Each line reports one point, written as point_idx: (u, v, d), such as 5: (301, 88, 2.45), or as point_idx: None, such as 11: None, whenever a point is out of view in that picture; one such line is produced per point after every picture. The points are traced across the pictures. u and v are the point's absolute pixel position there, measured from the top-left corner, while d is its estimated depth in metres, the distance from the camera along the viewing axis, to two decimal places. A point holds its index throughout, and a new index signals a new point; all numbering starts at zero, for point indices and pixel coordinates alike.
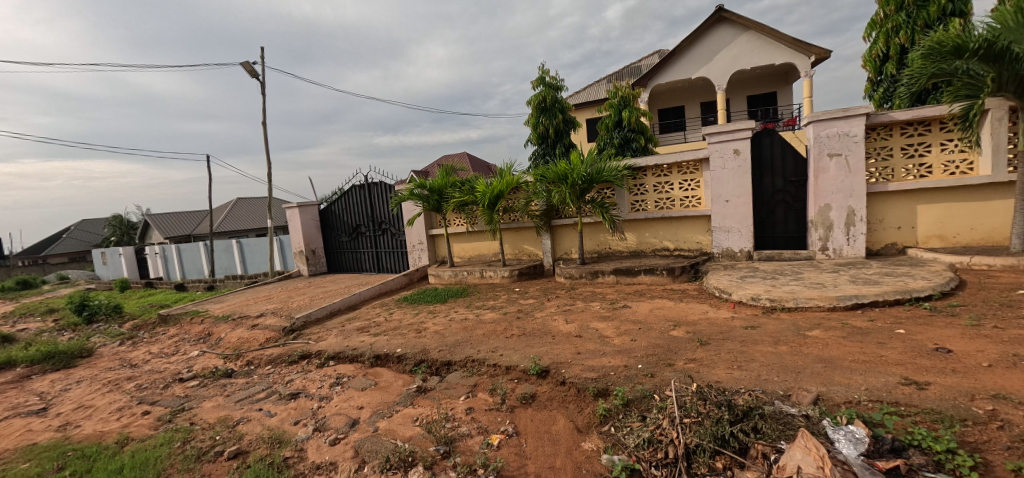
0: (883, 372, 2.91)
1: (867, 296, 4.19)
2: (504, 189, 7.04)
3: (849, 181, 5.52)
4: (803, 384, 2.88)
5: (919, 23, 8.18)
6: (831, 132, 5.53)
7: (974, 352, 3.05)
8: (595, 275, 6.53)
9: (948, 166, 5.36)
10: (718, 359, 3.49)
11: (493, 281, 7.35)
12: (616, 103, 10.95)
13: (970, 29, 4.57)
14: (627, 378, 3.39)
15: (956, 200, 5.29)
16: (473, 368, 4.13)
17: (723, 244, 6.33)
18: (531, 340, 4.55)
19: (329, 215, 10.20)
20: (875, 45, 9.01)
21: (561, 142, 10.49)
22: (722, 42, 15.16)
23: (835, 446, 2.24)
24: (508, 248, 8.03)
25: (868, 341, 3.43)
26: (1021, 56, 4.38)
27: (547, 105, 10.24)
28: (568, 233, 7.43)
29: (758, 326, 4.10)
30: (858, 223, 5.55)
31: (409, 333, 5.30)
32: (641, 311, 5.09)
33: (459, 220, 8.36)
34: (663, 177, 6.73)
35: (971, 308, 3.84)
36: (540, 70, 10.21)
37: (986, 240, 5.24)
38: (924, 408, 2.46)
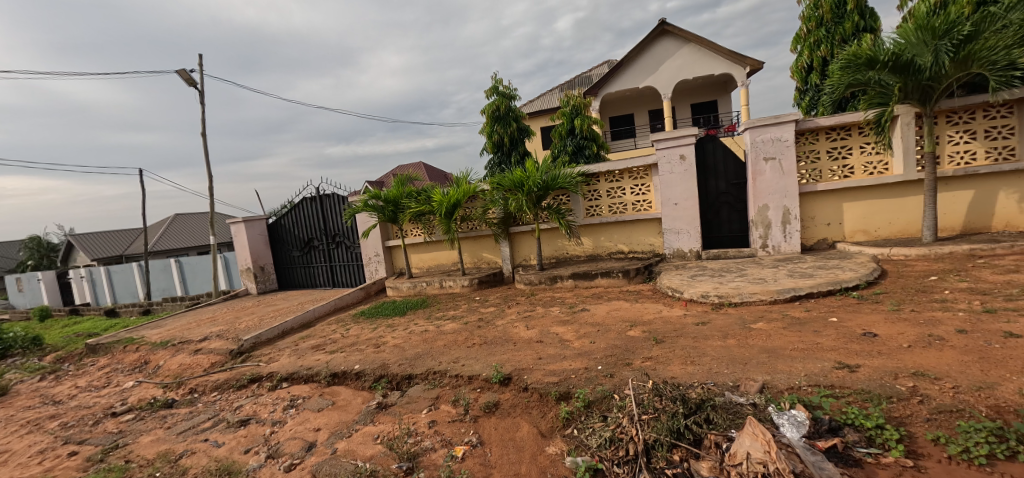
0: (819, 358, 3.13)
1: (803, 288, 4.50)
2: (461, 198, 7.01)
3: (784, 182, 5.92)
4: (750, 374, 3.05)
5: (837, 38, 8.98)
6: (765, 138, 5.93)
7: (896, 334, 3.34)
8: (554, 280, 6.63)
9: (868, 167, 5.88)
10: (672, 356, 3.63)
11: (453, 291, 7.28)
12: (569, 111, 11.22)
13: (880, 44, 5.04)
14: (588, 380, 3.45)
15: (876, 197, 5.79)
16: (435, 380, 4.07)
17: (674, 245, 6.61)
18: (493, 349, 4.54)
19: (278, 229, 9.76)
20: (800, 57, 9.77)
21: (517, 150, 10.59)
22: (666, 53, 15.92)
23: (780, 430, 2.38)
24: (466, 257, 7.98)
25: (806, 330, 3.67)
26: (923, 68, 4.90)
27: (501, 114, 10.33)
28: (526, 240, 7.50)
29: (708, 322, 4.30)
30: (792, 221, 5.96)
31: (367, 348, 5.15)
32: (599, 313, 5.20)
33: (416, 230, 8.24)
34: (615, 183, 6.95)
35: (892, 295, 4.20)
36: (493, 79, 10.30)
37: (902, 233, 5.77)
38: (856, 389, 2.66)
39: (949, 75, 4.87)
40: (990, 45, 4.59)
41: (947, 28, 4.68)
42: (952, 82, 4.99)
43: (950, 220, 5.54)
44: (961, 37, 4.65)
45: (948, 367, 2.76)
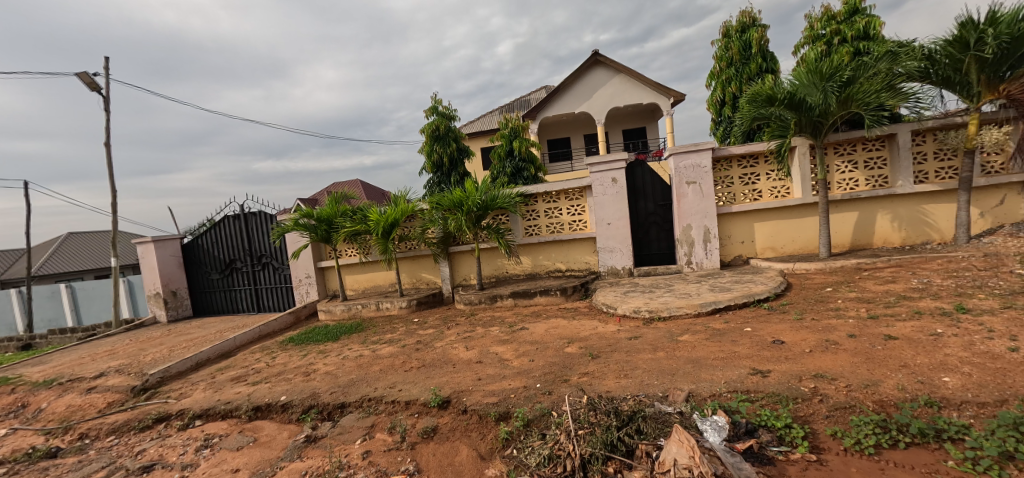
0: (737, 366, 3.38)
1: (722, 301, 4.86)
2: (399, 217, 6.86)
3: (704, 204, 6.42)
4: (677, 384, 3.22)
5: (744, 76, 10.03)
6: (687, 163, 6.41)
7: (800, 341, 3.70)
8: (494, 299, 6.63)
9: (773, 191, 6.53)
10: (607, 370, 3.75)
11: (390, 313, 7.05)
12: (507, 133, 11.46)
13: (779, 83, 5.72)
14: (527, 399, 3.47)
15: (781, 218, 6.44)
16: (370, 407, 3.88)
17: (608, 262, 6.89)
18: (431, 372, 4.43)
19: (195, 249, 8.96)
20: (714, 92, 10.78)
21: (456, 171, 10.60)
22: (598, 82, 16.86)
23: (704, 436, 2.52)
24: (404, 277, 7.78)
25: (725, 340, 3.96)
26: (813, 106, 5.57)
27: (440, 134, 10.33)
28: (466, 259, 7.48)
29: (640, 336, 4.51)
30: (712, 240, 6.46)
31: (295, 377, 4.82)
32: (537, 332, 5.25)
33: (351, 250, 7.93)
34: (553, 203, 7.15)
35: (796, 305, 4.67)
36: (432, 99, 10.31)
37: (804, 249, 6.44)
38: (768, 392, 2.90)
39: (833, 112, 5.58)
40: (865, 89, 5.33)
41: (832, 73, 5.41)
42: (836, 119, 5.71)
43: (841, 238, 6.28)
44: (842, 81, 5.38)
45: (842, 368, 3.09)
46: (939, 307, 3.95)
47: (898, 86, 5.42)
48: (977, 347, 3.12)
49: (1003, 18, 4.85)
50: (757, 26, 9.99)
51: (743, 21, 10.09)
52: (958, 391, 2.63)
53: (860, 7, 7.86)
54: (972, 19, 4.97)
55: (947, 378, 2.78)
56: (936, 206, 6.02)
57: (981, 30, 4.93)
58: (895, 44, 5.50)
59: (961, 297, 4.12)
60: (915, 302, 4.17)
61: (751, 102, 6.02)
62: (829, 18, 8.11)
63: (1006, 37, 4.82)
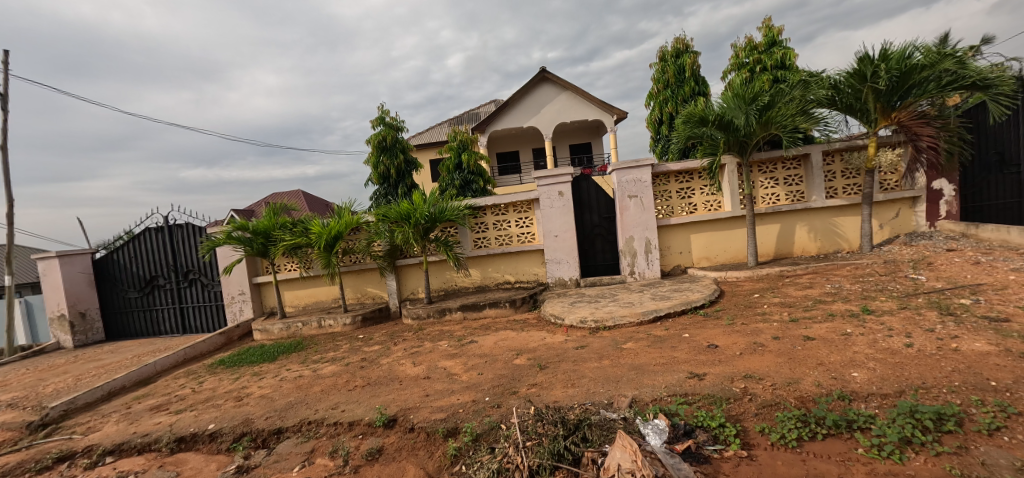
0: (676, 370, 3.55)
1: (662, 308, 5.09)
2: (343, 230, 6.62)
3: (645, 217, 6.73)
4: (621, 391, 3.32)
5: (680, 98, 10.72)
6: (629, 178, 6.70)
7: (731, 344, 3.94)
8: (442, 313, 6.54)
9: (707, 204, 6.97)
10: (555, 381, 3.80)
11: (333, 331, 6.74)
12: (456, 146, 11.45)
13: (709, 106, 6.17)
14: (475, 413, 3.43)
15: (714, 230, 6.87)
16: (310, 431, 3.67)
17: (555, 274, 7.02)
18: (376, 390, 4.27)
19: (109, 265, 8.14)
20: (653, 112, 11.40)
21: (404, 182, 10.42)
22: (545, 98, 17.31)
23: (646, 440, 2.61)
24: (348, 292, 7.48)
25: (665, 346, 4.14)
26: (739, 127, 6.05)
27: (387, 145, 10.13)
28: (413, 273, 7.35)
29: (586, 345, 4.61)
30: (653, 251, 6.78)
31: (225, 403, 4.46)
32: (487, 344, 5.23)
33: (290, 264, 7.53)
34: (501, 216, 7.20)
35: (728, 311, 4.98)
36: (378, 110, 10.12)
37: (734, 259, 6.90)
38: (704, 394, 3.06)
39: (756, 133, 6.08)
40: (782, 113, 5.87)
41: (753, 97, 5.91)
42: (759, 139, 6.22)
43: (766, 248, 6.81)
44: (762, 105, 5.89)
45: (768, 368, 3.33)
46: (849, 309, 4.37)
47: (810, 111, 6.01)
48: (880, 345, 3.47)
49: (893, 55, 5.53)
50: (690, 53, 10.74)
51: (678, 47, 10.82)
52: (864, 385, 2.91)
53: (777, 39, 8.69)
54: (868, 55, 5.63)
55: (856, 373, 3.07)
56: (845, 218, 6.68)
57: (875, 65, 5.60)
58: (807, 74, 6.12)
59: (866, 300, 4.58)
60: (829, 305, 4.58)
61: (686, 122, 6.44)
62: (751, 48, 8.88)
63: (895, 72, 5.50)
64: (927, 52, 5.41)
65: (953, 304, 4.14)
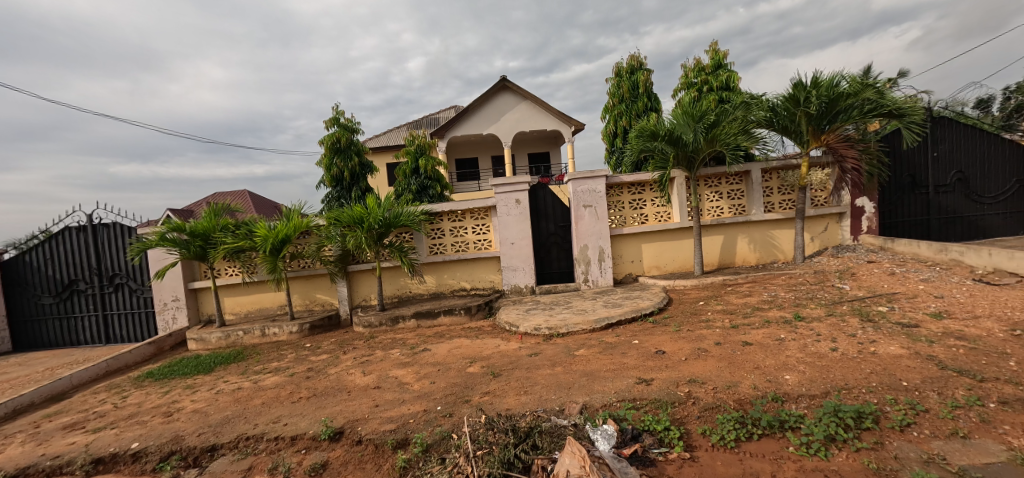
0: (625, 376, 3.64)
1: (614, 316, 5.22)
2: (291, 233, 6.32)
3: (599, 226, 6.90)
4: (573, 397, 3.36)
5: (634, 112, 11.14)
6: (584, 188, 6.85)
7: (677, 350, 4.10)
8: (396, 321, 6.39)
9: (657, 215, 7.24)
10: (508, 388, 3.79)
11: (278, 340, 6.41)
12: (413, 150, 11.28)
13: (661, 122, 6.45)
14: (426, 423, 3.35)
15: (663, 240, 7.15)
16: (248, 447, 3.45)
17: (511, 281, 7.04)
18: (322, 401, 4.09)
19: (19, 267, 7.34)
20: (608, 125, 11.76)
21: (358, 186, 10.12)
22: (505, 106, 17.45)
23: (595, 445, 2.65)
24: (295, 299, 7.15)
25: (616, 353, 4.24)
26: (687, 143, 6.35)
27: (342, 146, 9.83)
28: (365, 279, 7.13)
29: (540, 352, 4.64)
30: (606, 259, 6.95)
31: (152, 419, 4.12)
32: (440, 352, 5.14)
33: (232, 269, 7.09)
34: (458, 222, 7.14)
35: (675, 318, 5.18)
36: (333, 110, 9.80)
37: (682, 268, 7.21)
38: (651, 399, 3.15)
39: (703, 149, 6.42)
40: (726, 131, 6.23)
41: (701, 115, 6.24)
42: (705, 155, 6.56)
43: (711, 258, 7.16)
44: (708, 123, 6.22)
45: (710, 372, 3.49)
46: (783, 316, 4.66)
47: (751, 131, 6.42)
48: (809, 349, 3.73)
49: (823, 83, 6.01)
50: (643, 70, 11.20)
51: (632, 64, 11.25)
52: (795, 387, 3.11)
53: (723, 62, 9.24)
54: (801, 82, 6.10)
55: (788, 376, 3.28)
56: (781, 231, 7.15)
57: (808, 91, 6.07)
58: (748, 96, 6.54)
59: (798, 307, 4.92)
60: (765, 312, 4.88)
61: (638, 136, 6.69)
62: (700, 69, 9.39)
63: (825, 98, 5.99)
64: (851, 81, 5.93)
65: (872, 311, 4.51)
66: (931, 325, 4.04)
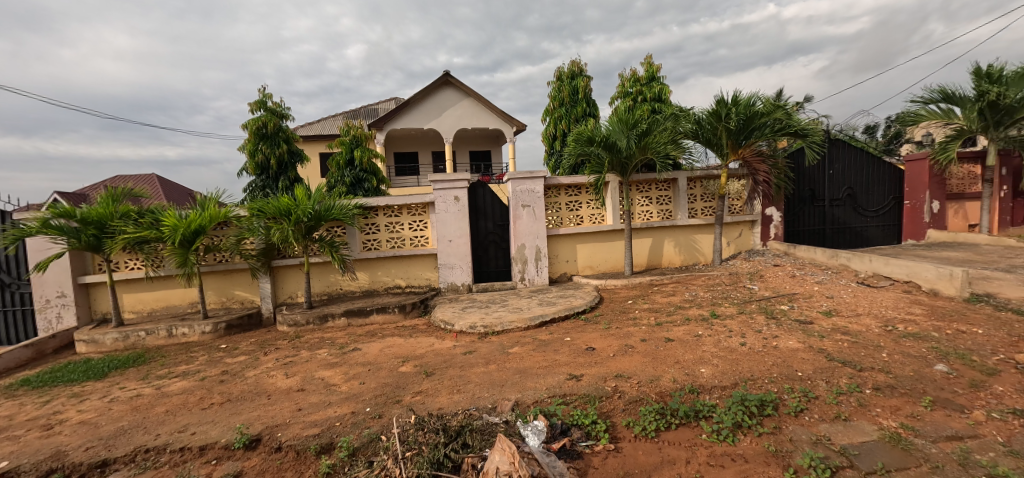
0: (557, 372, 3.73)
1: (548, 314, 5.34)
2: (206, 224, 5.79)
3: (536, 226, 7.02)
4: (505, 394, 3.39)
5: (573, 116, 11.48)
6: (523, 188, 6.93)
7: (606, 347, 4.27)
8: (324, 319, 6.07)
9: (592, 217, 7.50)
10: (441, 387, 3.75)
11: (188, 341, 5.85)
12: (348, 141, 10.78)
13: (598, 128, 6.72)
14: (353, 426, 3.22)
15: (596, 241, 7.43)
16: (148, 461, 3.11)
17: (448, 279, 6.97)
18: (238, 407, 3.79)
19: None
20: (548, 127, 12.00)
21: (286, 175, 9.51)
22: (447, 102, 17.22)
23: (526, 441, 2.69)
24: (210, 296, 6.56)
25: (549, 350, 4.34)
26: (621, 149, 6.65)
27: (268, 132, 9.16)
28: (292, 275, 6.72)
29: (474, 350, 4.63)
30: (542, 259, 7.09)
31: (26, 434, 3.58)
32: (371, 352, 4.97)
33: (133, 262, 6.37)
34: (394, 218, 6.93)
35: (605, 316, 5.40)
36: (259, 92, 9.12)
37: (613, 268, 7.53)
38: (580, 394, 3.26)
39: (635, 156, 6.74)
40: (657, 140, 6.58)
41: (634, 123, 6.56)
42: (638, 161, 6.89)
43: (640, 259, 7.54)
44: (640, 131, 6.55)
45: (636, 367, 3.68)
46: (701, 314, 5.02)
47: (679, 141, 6.84)
48: (722, 344, 4.05)
49: (741, 102, 6.54)
50: (583, 76, 11.56)
51: (573, 69, 11.57)
52: (709, 379, 3.36)
53: (656, 75, 9.78)
54: (723, 99, 6.60)
55: (703, 369, 3.54)
56: (702, 236, 7.70)
57: (728, 108, 6.58)
58: (677, 109, 6.98)
59: (714, 306, 5.33)
60: (686, 310, 5.24)
61: (576, 140, 6.91)
62: (635, 80, 9.87)
63: (742, 116, 6.53)
64: (765, 102, 6.51)
65: (776, 310, 4.99)
66: (823, 321, 4.55)
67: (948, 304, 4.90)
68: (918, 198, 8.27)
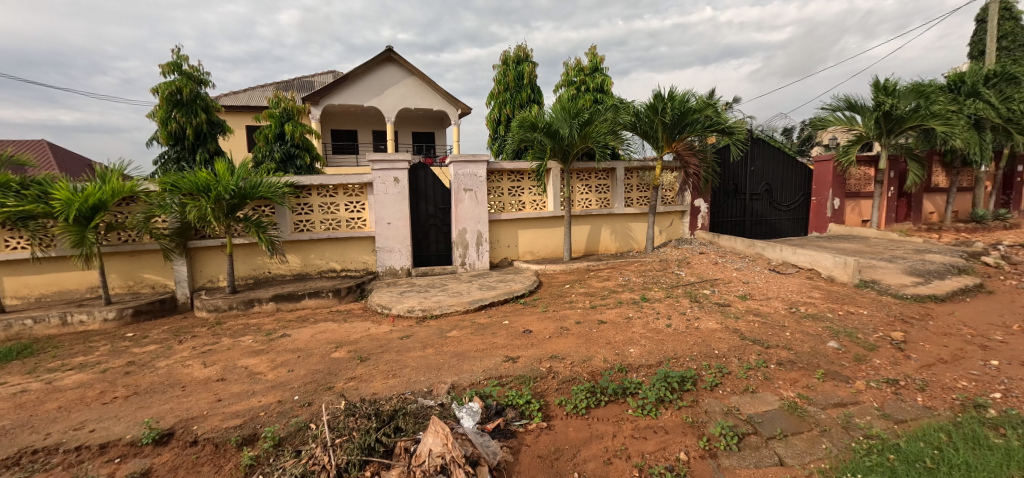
0: (494, 355, 3.77)
1: (487, 298, 5.37)
2: (107, 199, 5.17)
3: (478, 211, 6.98)
4: (442, 378, 3.38)
5: (517, 102, 11.48)
6: (465, 172, 6.85)
7: (542, 329, 4.38)
8: (250, 304, 5.68)
9: (533, 203, 7.59)
10: (375, 372, 3.66)
11: (86, 329, 5.25)
12: (278, 114, 10.03)
13: (541, 115, 6.78)
14: (280, 415, 3.07)
15: (537, 227, 7.53)
16: (35, 463, 2.77)
17: (386, 263, 6.78)
18: (145, 400, 3.46)
19: None
20: (493, 111, 11.90)
21: (204, 147, 8.69)
22: (388, 79, 16.52)
23: (460, 423, 2.71)
24: (113, 279, 5.91)
25: (486, 333, 4.38)
26: (563, 137, 6.75)
27: (183, 99, 8.28)
28: (212, 257, 6.22)
29: (412, 335, 4.55)
30: (483, 243, 7.09)
31: None
32: (301, 338, 4.73)
33: (16, 240, 5.57)
34: (329, 198, 6.58)
35: (543, 299, 5.53)
36: (172, 54, 8.19)
37: (553, 254, 7.69)
38: (515, 376, 3.33)
39: (577, 145, 6.88)
40: (598, 130, 6.75)
41: (576, 112, 6.68)
42: (579, 150, 7.04)
43: (578, 246, 7.77)
44: (582, 121, 6.69)
45: (570, 348, 3.81)
46: (633, 298, 5.28)
47: (619, 133, 7.06)
48: (650, 325, 4.29)
49: (676, 98, 6.86)
50: (529, 62, 11.56)
51: (519, 54, 11.52)
52: (637, 358, 3.56)
53: (600, 66, 10.00)
54: (660, 93, 6.89)
55: (632, 349, 3.74)
56: (636, 224, 8.06)
57: (665, 102, 6.88)
58: (618, 101, 7.20)
59: (645, 290, 5.62)
60: (619, 294, 5.48)
61: (520, 126, 6.93)
62: (579, 70, 10.04)
63: (677, 111, 6.85)
64: (698, 99, 6.84)
65: (699, 293, 5.37)
66: (738, 304, 4.96)
67: (842, 288, 5.52)
68: (823, 195, 9.23)
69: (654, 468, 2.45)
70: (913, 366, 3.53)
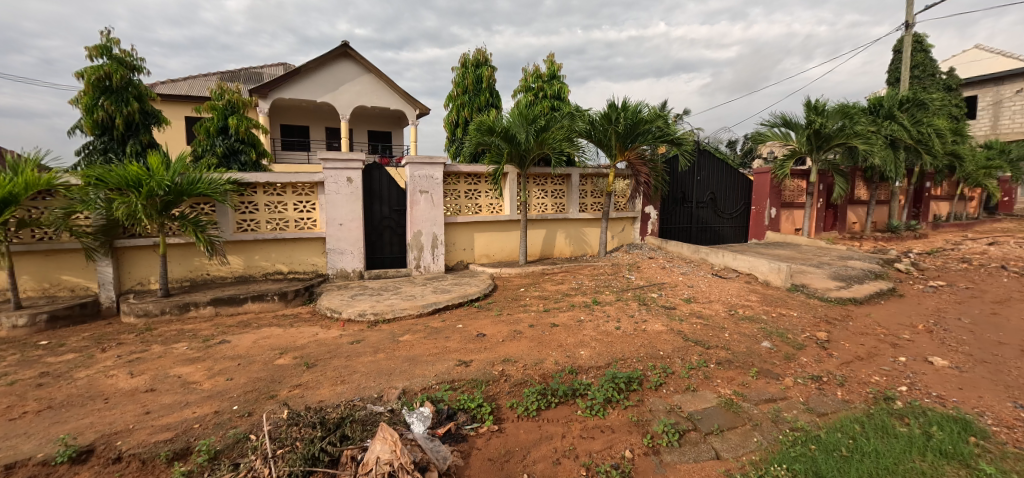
0: (447, 359, 3.75)
1: (441, 302, 5.32)
2: (19, 192, 4.69)
3: (434, 213, 6.91)
4: (393, 383, 3.32)
5: (476, 105, 11.49)
6: (421, 174, 6.76)
7: (496, 333, 4.39)
8: (185, 309, 5.33)
9: (490, 207, 7.61)
10: (322, 379, 3.53)
11: None
12: (221, 106, 9.48)
13: (498, 119, 6.81)
14: (216, 427, 2.89)
15: (492, 231, 7.56)
16: None
17: (337, 265, 6.57)
18: (60, 416, 3.15)
19: None
20: (451, 113, 11.83)
21: (135, 138, 8.07)
22: (344, 75, 16.03)
23: (410, 428, 2.67)
24: (25, 281, 5.35)
25: (439, 337, 4.34)
26: (520, 142, 6.81)
27: (113, 85, 7.65)
28: (144, 258, 5.80)
29: (362, 339, 4.44)
30: (439, 246, 7.02)
31: None
32: (242, 344, 4.50)
33: None
34: (276, 197, 6.30)
35: (498, 303, 5.56)
36: (101, 36, 7.55)
37: (509, 257, 7.74)
38: (467, 379, 3.32)
39: (533, 149, 6.96)
40: (554, 136, 6.88)
41: (534, 118, 6.78)
42: (535, 155, 7.13)
43: (534, 249, 7.86)
44: (539, 127, 6.80)
45: (522, 352, 3.85)
46: (585, 301, 5.41)
47: (574, 140, 7.22)
48: (600, 328, 4.42)
49: (629, 108, 7.11)
50: (488, 66, 11.60)
51: (478, 58, 11.54)
52: (587, 360, 3.65)
53: (558, 74, 10.20)
54: (614, 103, 7.12)
55: (582, 351, 3.84)
56: (590, 229, 8.28)
57: (618, 112, 7.12)
58: (573, 109, 7.37)
59: (596, 294, 5.77)
60: (572, 298, 5.60)
61: (477, 129, 6.92)
62: (537, 76, 10.19)
63: (629, 121, 7.10)
64: (650, 110, 7.12)
65: (647, 297, 5.58)
66: (683, 307, 5.21)
67: (776, 292, 5.92)
68: (761, 204, 9.86)
69: (601, 466, 2.52)
70: (835, 363, 3.84)
